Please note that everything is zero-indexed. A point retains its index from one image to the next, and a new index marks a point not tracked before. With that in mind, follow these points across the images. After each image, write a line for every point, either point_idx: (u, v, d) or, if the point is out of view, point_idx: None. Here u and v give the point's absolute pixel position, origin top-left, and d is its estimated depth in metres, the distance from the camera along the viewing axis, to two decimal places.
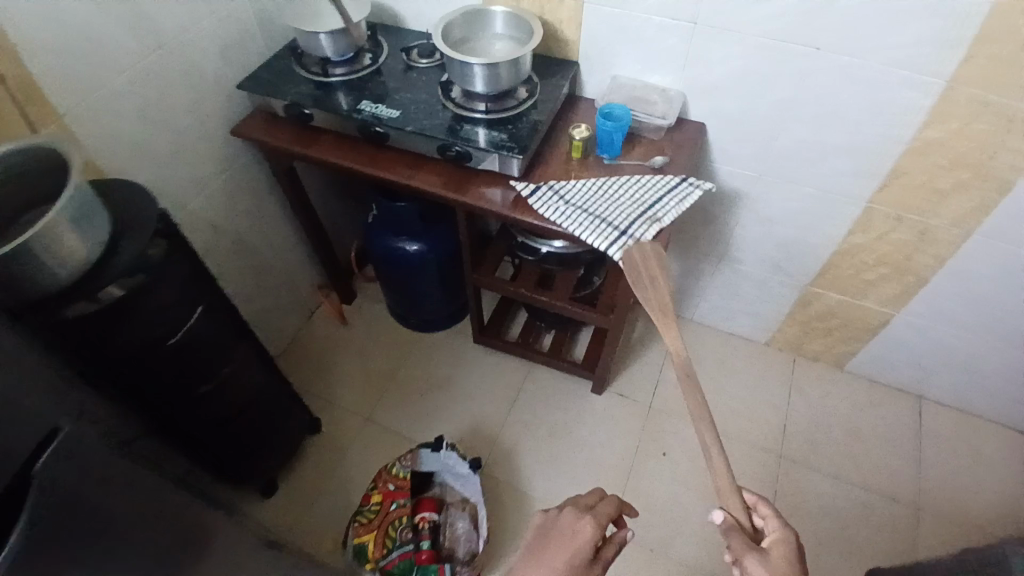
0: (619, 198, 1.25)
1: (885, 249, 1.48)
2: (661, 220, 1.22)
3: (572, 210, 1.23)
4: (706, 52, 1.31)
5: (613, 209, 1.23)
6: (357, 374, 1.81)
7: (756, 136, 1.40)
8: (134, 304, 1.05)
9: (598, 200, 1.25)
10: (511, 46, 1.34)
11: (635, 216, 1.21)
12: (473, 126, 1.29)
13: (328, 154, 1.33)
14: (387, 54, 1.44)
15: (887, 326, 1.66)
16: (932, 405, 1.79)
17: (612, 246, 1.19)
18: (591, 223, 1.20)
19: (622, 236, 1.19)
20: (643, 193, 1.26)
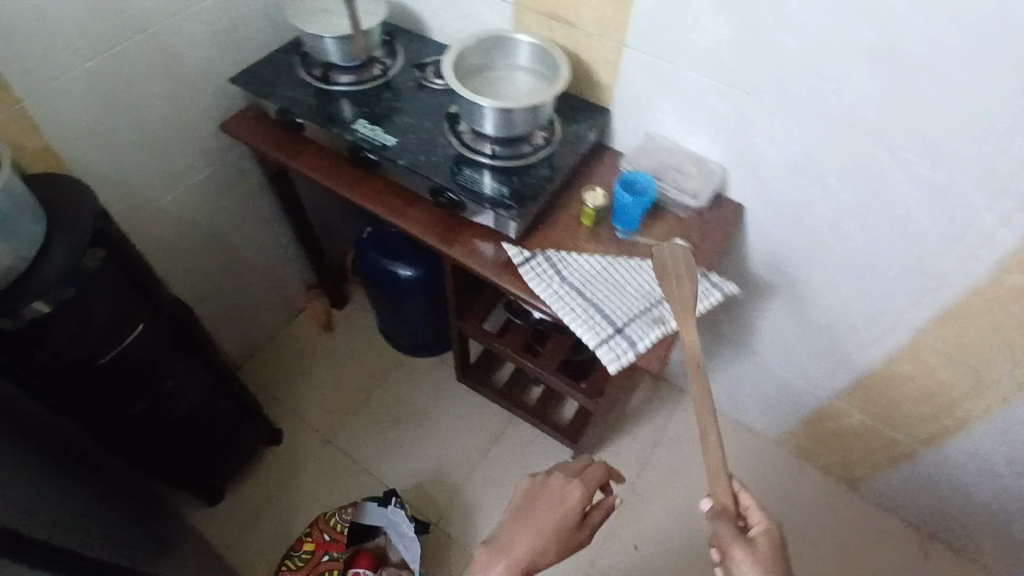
0: (625, 287, 1.06)
1: (926, 382, 1.28)
2: (667, 322, 1.02)
3: (565, 291, 1.04)
4: (757, 127, 1.11)
5: (614, 298, 1.04)
6: (328, 386, 1.69)
7: (802, 232, 1.20)
8: (63, 316, 0.95)
9: (599, 284, 1.06)
10: (533, 86, 1.18)
11: (637, 313, 1.02)
12: (473, 171, 1.13)
13: (312, 169, 1.20)
14: (399, 68, 1.29)
15: (912, 458, 1.47)
16: (948, 551, 1.58)
17: (602, 345, 0.99)
18: (584, 312, 1.02)
19: (616, 335, 1.00)
20: (653, 284, 1.06)
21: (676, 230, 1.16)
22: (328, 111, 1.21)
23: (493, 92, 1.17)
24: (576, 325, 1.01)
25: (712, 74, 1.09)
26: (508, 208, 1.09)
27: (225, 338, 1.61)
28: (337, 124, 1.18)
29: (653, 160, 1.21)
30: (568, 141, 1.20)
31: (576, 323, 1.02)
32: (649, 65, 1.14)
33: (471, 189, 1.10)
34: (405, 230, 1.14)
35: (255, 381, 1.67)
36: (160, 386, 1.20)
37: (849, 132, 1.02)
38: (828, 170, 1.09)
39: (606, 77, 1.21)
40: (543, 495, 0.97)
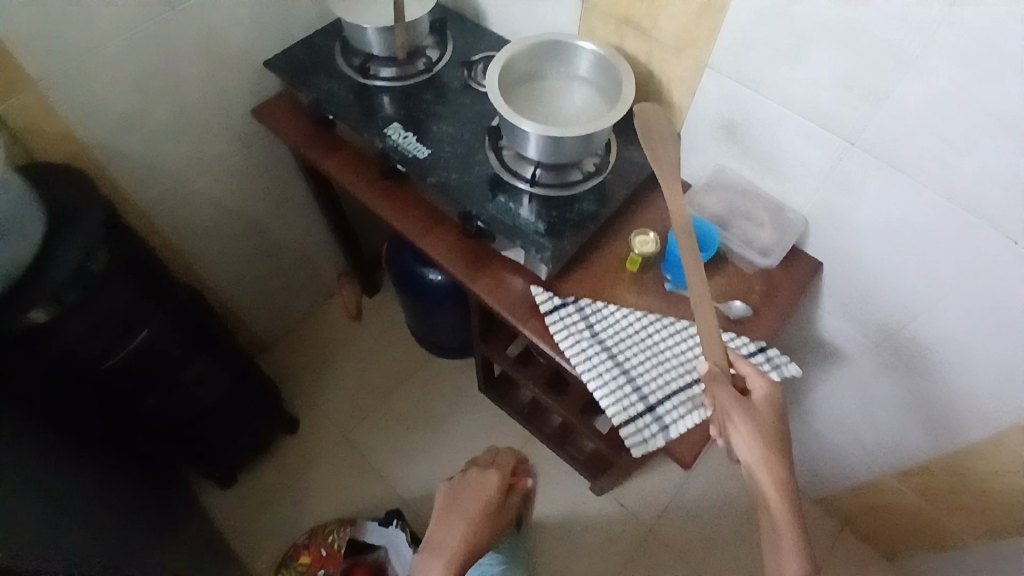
0: (664, 355, 0.93)
1: (1002, 487, 1.11)
2: (707, 405, 0.89)
3: (595, 352, 0.93)
4: (854, 183, 0.92)
5: (650, 368, 0.92)
6: (351, 379, 1.65)
7: (887, 304, 1.03)
8: (66, 321, 0.92)
9: (635, 347, 0.93)
10: (592, 101, 1.03)
11: (673, 390, 0.90)
12: (510, 198, 1.01)
13: (340, 172, 1.11)
14: (446, 65, 1.15)
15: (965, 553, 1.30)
16: None
17: (629, 423, 0.87)
18: (613, 381, 0.91)
19: (646, 411, 0.88)
20: (699, 355, 0.93)
21: (735, 288, 0.99)
22: (362, 109, 1.09)
23: (544, 105, 1.03)
24: (601, 395, 0.90)
25: (807, 113, 0.91)
26: (543, 248, 0.96)
27: (253, 321, 1.58)
28: (369, 128, 1.07)
29: (721, 203, 1.04)
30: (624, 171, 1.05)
31: (602, 391, 0.90)
32: (732, 92, 0.96)
33: (504, 221, 0.98)
34: (430, 256, 1.04)
35: (280, 365, 1.66)
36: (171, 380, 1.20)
37: (966, 209, 0.84)
38: (932, 245, 0.90)
39: (679, 98, 1.04)
40: (464, 486, 1.05)
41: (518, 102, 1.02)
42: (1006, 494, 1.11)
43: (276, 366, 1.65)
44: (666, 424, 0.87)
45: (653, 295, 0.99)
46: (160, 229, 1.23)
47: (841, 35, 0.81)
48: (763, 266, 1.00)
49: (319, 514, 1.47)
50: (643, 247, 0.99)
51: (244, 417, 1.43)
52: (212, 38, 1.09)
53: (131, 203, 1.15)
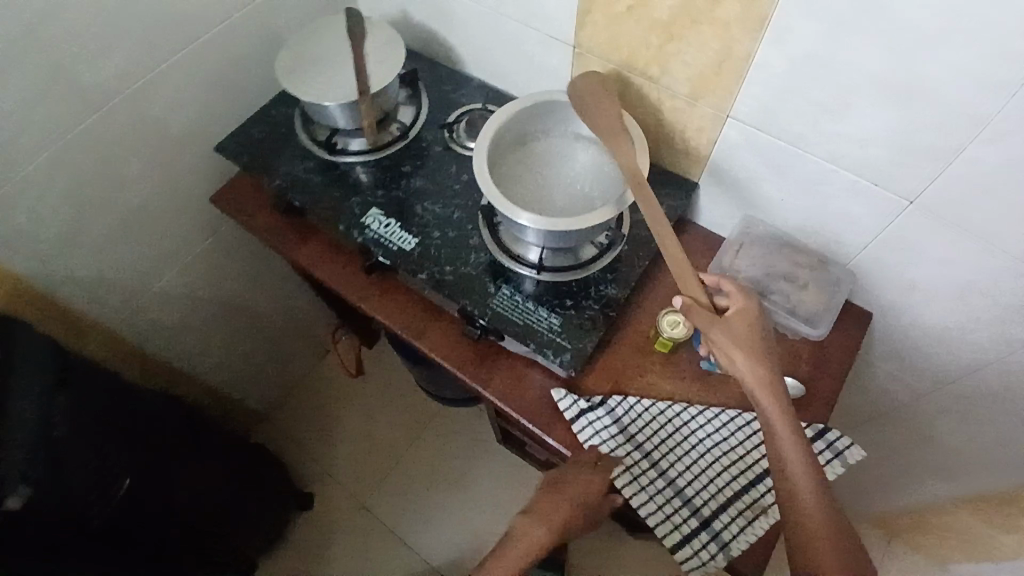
0: (711, 458, 0.85)
1: None
2: (765, 510, 0.81)
3: (635, 464, 0.84)
4: (907, 243, 0.81)
5: (698, 476, 0.84)
6: (361, 442, 1.56)
7: (946, 356, 0.92)
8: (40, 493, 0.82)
9: (678, 453, 0.85)
10: (599, 163, 0.89)
11: (726, 499, 0.82)
12: (516, 290, 0.89)
13: (319, 268, 0.97)
14: (422, 128, 1.01)
15: None
16: None
17: (684, 546, 0.80)
18: (660, 496, 0.82)
19: (700, 528, 0.81)
20: (748, 454, 0.85)
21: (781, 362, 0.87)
22: (334, 195, 0.96)
23: (543, 175, 0.89)
24: (649, 514, 0.82)
25: (853, 170, 0.78)
26: (561, 350, 0.85)
27: (249, 398, 1.48)
28: (346, 218, 0.94)
29: (758, 265, 0.90)
30: (637, 238, 0.93)
31: (649, 510, 0.82)
32: (758, 144, 0.83)
33: (514, 321, 0.86)
34: (431, 357, 0.92)
35: (284, 435, 1.56)
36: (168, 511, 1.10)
37: None
38: (1003, 302, 0.80)
39: (695, 147, 0.91)
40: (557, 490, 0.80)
41: (512, 176, 0.88)
42: None
43: (280, 438, 1.57)
44: (724, 539, 0.80)
45: (685, 378, 0.90)
46: (129, 338, 1.11)
47: (894, 92, 0.68)
48: (813, 338, 0.88)
49: None
50: (674, 331, 0.88)
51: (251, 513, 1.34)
52: (152, 131, 0.95)
53: (92, 323, 1.03)
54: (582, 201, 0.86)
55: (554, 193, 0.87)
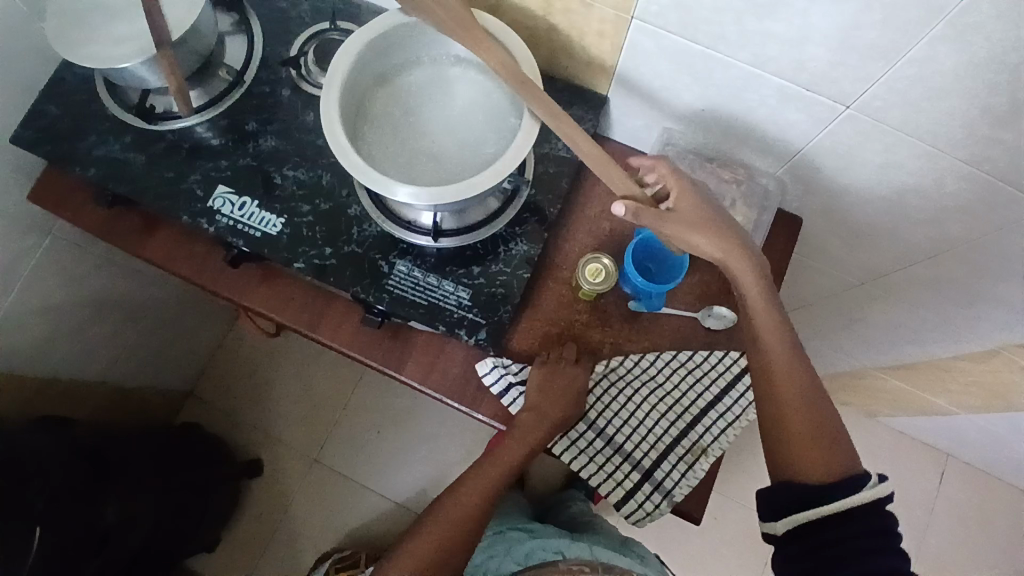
0: (650, 407, 0.80)
1: (988, 378, 1.03)
2: (705, 450, 0.79)
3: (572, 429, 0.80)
4: (846, 150, 0.72)
5: (636, 429, 0.79)
6: (298, 399, 1.49)
7: (877, 244, 0.86)
8: None
9: (613, 408, 0.80)
10: (482, 94, 0.72)
11: (665, 446, 0.79)
12: (410, 264, 0.76)
13: (178, 264, 0.82)
14: (257, 70, 0.83)
15: (948, 419, 1.25)
16: (960, 469, 1.41)
17: (628, 501, 0.78)
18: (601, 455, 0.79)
19: (642, 479, 0.78)
20: (687, 396, 0.80)
21: (706, 289, 0.82)
22: (172, 176, 0.79)
23: (417, 121, 0.72)
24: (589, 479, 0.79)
25: (786, 76, 0.66)
26: (475, 326, 0.75)
27: (163, 381, 1.38)
28: (187, 206, 0.78)
29: None
30: (543, 174, 0.81)
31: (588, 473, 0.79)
32: (671, 49, 0.69)
33: (416, 301, 0.75)
34: (332, 347, 0.81)
35: (214, 407, 1.48)
36: (100, 532, 1.05)
37: (990, 169, 0.66)
38: (939, 200, 0.73)
39: (593, 55, 0.76)
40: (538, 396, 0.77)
41: (379, 130, 0.71)
42: (990, 382, 1.03)
43: (213, 411, 1.48)
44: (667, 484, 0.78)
45: (615, 325, 0.81)
46: None
47: None
48: None
49: (316, 544, 1.41)
50: (595, 281, 0.79)
51: (206, 501, 1.30)
52: None
53: None
54: (470, 149, 0.71)
55: (435, 145, 0.72)
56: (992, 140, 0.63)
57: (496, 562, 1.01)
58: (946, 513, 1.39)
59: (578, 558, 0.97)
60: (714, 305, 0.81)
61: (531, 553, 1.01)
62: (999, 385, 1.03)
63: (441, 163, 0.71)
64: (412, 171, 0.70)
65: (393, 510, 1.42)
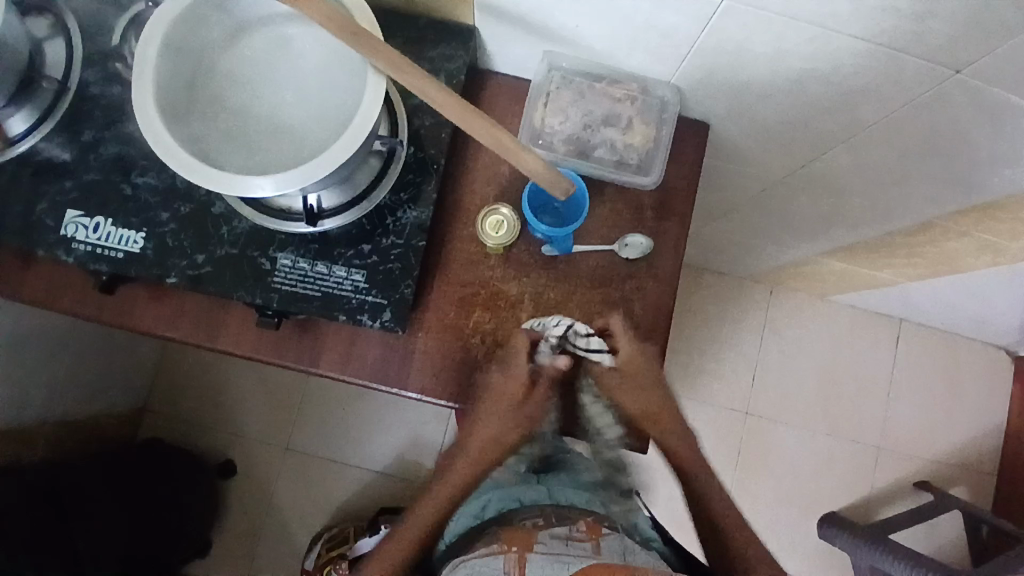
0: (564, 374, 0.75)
1: (923, 247, 1.02)
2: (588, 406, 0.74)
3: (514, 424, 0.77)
4: (736, 47, 0.65)
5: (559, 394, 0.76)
6: (256, 393, 1.45)
7: (789, 133, 0.80)
8: None
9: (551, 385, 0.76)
10: (322, 53, 0.64)
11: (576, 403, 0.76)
12: (292, 257, 0.70)
13: (48, 302, 0.74)
14: (83, 67, 0.72)
15: (896, 288, 1.25)
16: (914, 332, 1.44)
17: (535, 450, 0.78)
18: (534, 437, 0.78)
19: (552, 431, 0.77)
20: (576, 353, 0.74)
21: (619, 219, 0.77)
22: (18, 208, 0.70)
23: (264, 98, 0.64)
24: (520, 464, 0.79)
25: None
26: (377, 308, 0.70)
27: (113, 406, 1.33)
28: (41, 238, 0.69)
29: (571, 120, 0.76)
30: (424, 129, 0.74)
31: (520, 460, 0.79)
32: None
33: (308, 294, 0.70)
34: (234, 355, 0.75)
35: (174, 419, 1.44)
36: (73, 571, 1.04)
37: (888, 42, 0.60)
38: (843, 82, 0.68)
39: None
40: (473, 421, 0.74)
41: (221, 116, 0.63)
42: (928, 250, 1.02)
43: (171, 422, 1.44)
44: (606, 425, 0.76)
45: (530, 274, 0.76)
46: None
47: None
48: (650, 187, 0.76)
49: (307, 525, 1.42)
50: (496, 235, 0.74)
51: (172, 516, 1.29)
52: None
53: None
54: (326, 119, 0.63)
55: (285, 124, 0.64)
56: (886, 9, 0.56)
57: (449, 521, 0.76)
58: (905, 378, 1.43)
59: (536, 507, 0.72)
60: (626, 235, 0.76)
61: (486, 502, 0.75)
62: (936, 252, 1.02)
63: (299, 141, 0.63)
64: (267, 156, 0.63)
65: (375, 481, 1.43)
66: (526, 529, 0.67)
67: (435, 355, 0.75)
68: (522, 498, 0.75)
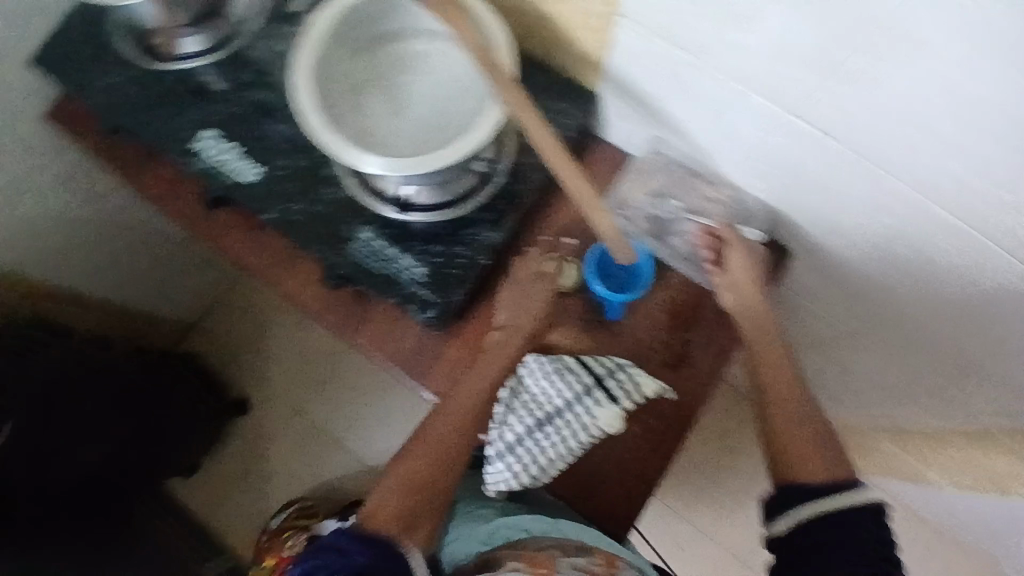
0: (554, 411, 0.77)
1: (981, 457, 0.95)
2: (568, 446, 0.76)
3: (496, 443, 0.79)
4: (830, 184, 0.67)
5: (541, 424, 0.77)
6: (290, 350, 1.53)
7: (868, 286, 0.79)
8: None
9: (535, 417, 0.78)
10: (462, 78, 0.71)
11: (552, 442, 0.77)
12: (371, 235, 0.77)
13: (163, 200, 0.85)
14: (266, 23, 0.83)
15: (943, 492, 1.16)
16: (950, 549, 1.31)
17: (492, 470, 0.79)
18: (516, 464, 0.77)
19: (510, 458, 0.78)
20: (581, 412, 0.76)
21: (673, 311, 0.79)
22: (167, 116, 0.81)
23: (398, 98, 0.72)
24: (498, 483, 0.78)
25: (768, 94, 0.61)
26: (425, 304, 0.75)
27: (169, 310, 1.45)
28: (178, 146, 0.80)
29: (658, 201, 0.79)
30: (522, 166, 0.80)
31: (492, 476, 0.79)
32: (658, 51, 0.65)
33: (372, 271, 0.76)
34: (293, 302, 0.82)
35: (215, 344, 1.54)
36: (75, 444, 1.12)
37: (988, 229, 0.60)
38: (931, 254, 0.67)
39: (590, 50, 0.72)
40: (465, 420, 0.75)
41: (361, 91, 0.71)
42: (984, 462, 0.95)
43: (211, 347, 1.54)
44: (593, 499, 0.76)
45: (571, 327, 0.79)
46: None
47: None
48: (711, 288, 0.79)
49: (285, 490, 1.46)
50: (566, 278, 0.79)
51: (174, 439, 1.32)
52: None
53: None
54: (442, 130, 0.70)
55: (409, 124, 0.71)
56: (992, 195, 0.56)
57: (462, 545, 0.77)
58: None
59: (546, 539, 0.73)
60: (677, 328, 0.78)
61: (494, 531, 0.76)
62: (993, 467, 0.94)
63: (410, 140, 0.70)
64: (379, 139, 0.70)
65: (360, 473, 1.45)
66: (542, 557, 0.70)
67: (458, 368, 0.78)
68: (529, 529, 0.75)
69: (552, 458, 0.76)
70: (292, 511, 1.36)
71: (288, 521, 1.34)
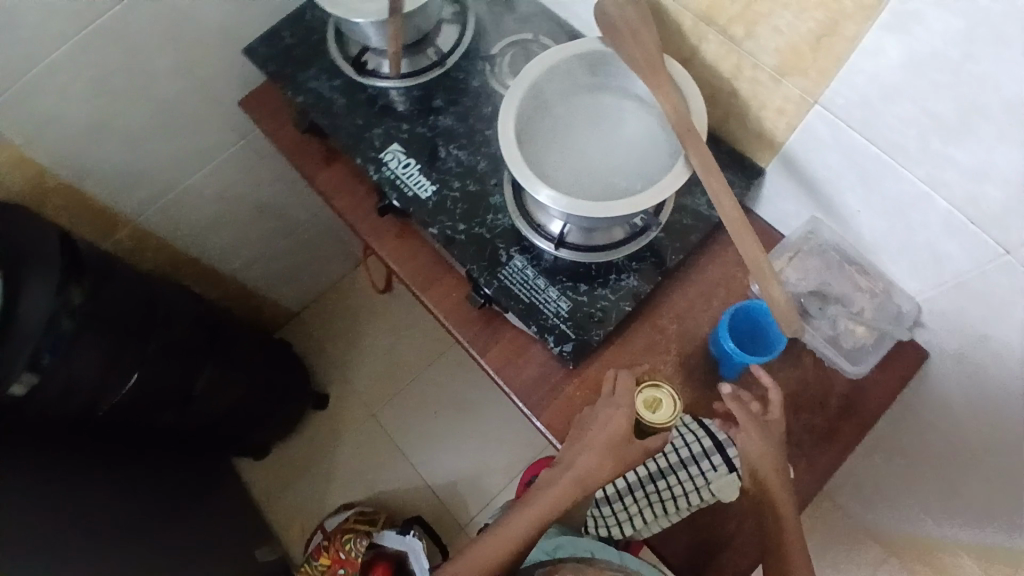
0: (668, 467, 0.78)
1: None
2: (676, 504, 0.76)
3: (607, 487, 0.81)
4: (996, 303, 0.67)
5: (653, 478, 0.79)
6: (377, 358, 1.58)
7: (1006, 405, 0.78)
8: (38, 400, 0.83)
9: (649, 470, 0.79)
10: (649, 137, 0.76)
11: (660, 498, 0.77)
12: (524, 264, 0.81)
13: (332, 195, 0.92)
14: (461, 58, 0.91)
15: None
16: None
17: (597, 510, 0.81)
18: (622, 512, 0.79)
19: (618, 502, 0.80)
20: (696, 473, 0.77)
21: (805, 389, 0.79)
22: (358, 122, 0.88)
23: (580, 142, 0.77)
24: (600, 524, 0.81)
25: (955, 203, 0.63)
26: (564, 338, 0.78)
27: (277, 297, 1.52)
28: (363, 152, 0.87)
29: (808, 281, 0.80)
30: (677, 226, 0.83)
31: (596, 517, 0.82)
32: (846, 143, 0.68)
33: (519, 296, 0.80)
34: (432, 314, 0.87)
35: (308, 335, 1.61)
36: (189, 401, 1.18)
37: None
38: None
39: (770, 131, 0.75)
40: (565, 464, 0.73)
41: (549, 127, 0.76)
42: None
43: (304, 337, 1.61)
44: (691, 564, 0.75)
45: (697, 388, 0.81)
46: (156, 234, 1.13)
47: None
48: (849, 375, 0.79)
49: (346, 489, 1.49)
50: (657, 414, 0.74)
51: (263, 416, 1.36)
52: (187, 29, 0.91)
53: (115, 212, 1.04)
54: (616, 181, 0.74)
55: (586, 168, 0.75)
56: None
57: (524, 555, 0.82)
58: None
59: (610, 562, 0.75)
60: (804, 408, 0.78)
61: (559, 545, 0.80)
62: None
63: (584, 183, 0.74)
64: (557, 175, 0.74)
65: (420, 490, 1.47)
66: None
67: (579, 406, 0.80)
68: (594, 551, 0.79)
69: (660, 513, 0.76)
70: (353, 514, 1.38)
71: (347, 524, 1.36)
